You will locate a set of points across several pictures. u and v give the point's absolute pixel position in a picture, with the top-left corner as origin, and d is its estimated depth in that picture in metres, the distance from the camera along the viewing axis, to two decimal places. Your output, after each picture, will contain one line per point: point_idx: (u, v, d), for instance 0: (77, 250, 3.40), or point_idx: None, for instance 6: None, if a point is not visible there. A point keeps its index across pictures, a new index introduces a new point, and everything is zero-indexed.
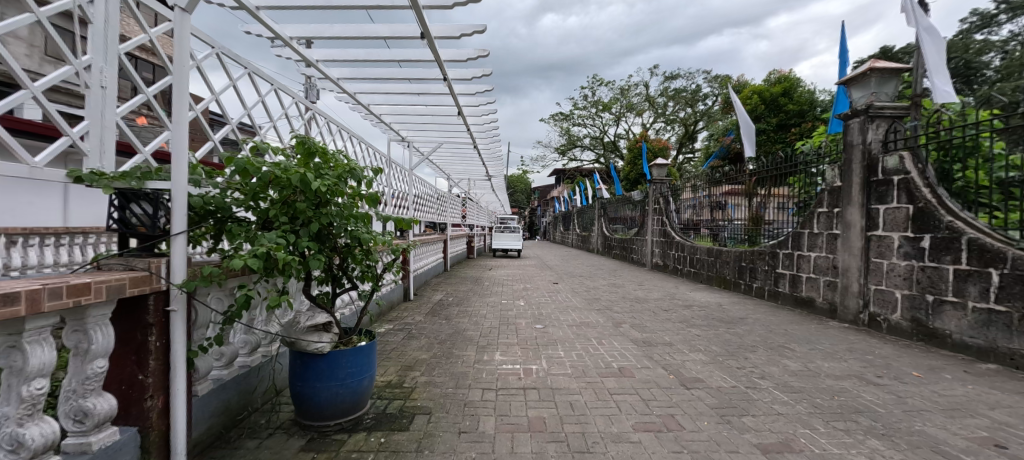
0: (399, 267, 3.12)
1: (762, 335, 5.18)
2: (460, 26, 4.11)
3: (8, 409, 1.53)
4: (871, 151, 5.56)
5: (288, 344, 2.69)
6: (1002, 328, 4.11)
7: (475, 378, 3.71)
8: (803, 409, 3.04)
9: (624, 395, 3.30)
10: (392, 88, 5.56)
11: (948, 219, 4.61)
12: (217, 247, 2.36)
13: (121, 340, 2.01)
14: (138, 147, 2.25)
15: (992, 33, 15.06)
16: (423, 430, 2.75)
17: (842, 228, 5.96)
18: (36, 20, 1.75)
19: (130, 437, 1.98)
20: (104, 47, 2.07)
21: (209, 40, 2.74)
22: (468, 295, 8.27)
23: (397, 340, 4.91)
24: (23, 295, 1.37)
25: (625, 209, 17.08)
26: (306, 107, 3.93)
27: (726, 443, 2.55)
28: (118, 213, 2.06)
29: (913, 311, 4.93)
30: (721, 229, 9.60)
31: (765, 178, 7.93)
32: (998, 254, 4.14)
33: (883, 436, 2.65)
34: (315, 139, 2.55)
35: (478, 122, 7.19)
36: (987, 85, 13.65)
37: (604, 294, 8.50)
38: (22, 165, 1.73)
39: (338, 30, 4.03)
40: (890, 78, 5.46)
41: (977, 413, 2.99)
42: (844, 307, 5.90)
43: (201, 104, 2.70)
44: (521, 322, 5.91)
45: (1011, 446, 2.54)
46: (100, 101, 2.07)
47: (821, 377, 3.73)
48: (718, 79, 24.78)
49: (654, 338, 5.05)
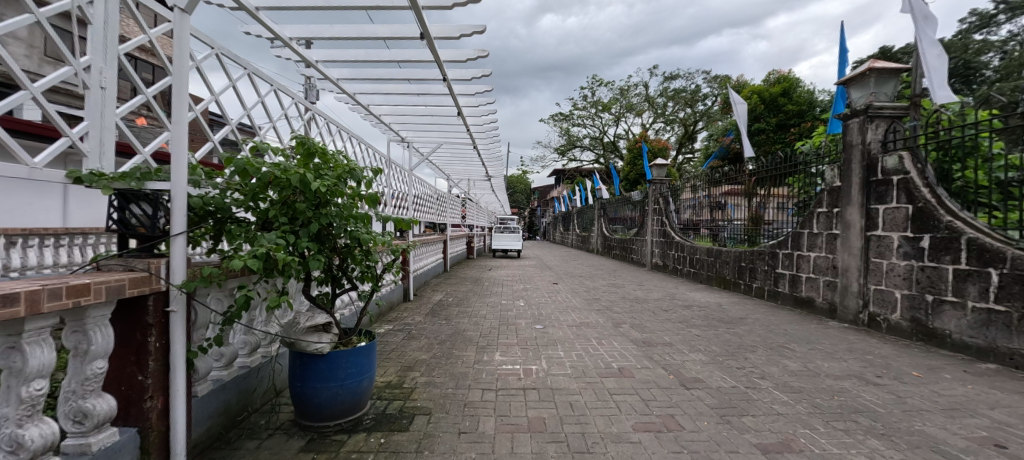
0: (398, 267, 3.11)
1: (762, 335, 5.18)
2: (459, 26, 4.11)
3: (8, 410, 1.52)
4: (870, 151, 5.57)
5: (288, 344, 2.69)
6: (1002, 328, 4.11)
7: (474, 378, 3.71)
8: (802, 409, 3.04)
9: (624, 396, 3.30)
10: (392, 89, 5.56)
11: (947, 219, 4.61)
12: (217, 247, 2.36)
13: (121, 340, 2.01)
14: (137, 148, 2.25)
15: (992, 33, 15.07)
16: (422, 430, 2.75)
17: (842, 228, 5.97)
18: (35, 21, 1.75)
19: (129, 437, 1.98)
20: (103, 47, 2.08)
21: (209, 41, 2.74)
22: (468, 295, 8.27)
23: (397, 340, 4.92)
24: (22, 295, 1.37)
25: (625, 210, 17.08)
26: (305, 107, 3.94)
27: (726, 443, 2.55)
28: (118, 213, 2.07)
29: (913, 310, 4.93)
30: (721, 229, 9.60)
31: (764, 178, 7.94)
32: (997, 253, 4.14)
33: (883, 435, 2.65)
34: (314, 140, 2.55)
35: (478, 122, 7.20)
36: (986, 85, 13.66)
37: (604, 294, 8.50)
38: (21, 165, 1.73)
39: (338, 30, 4.04)
40: (889, 78, 5.47)
41: (977, 413, 3.00)
42: (843, 307, 5.90)
43: (201, 104, 2.70)
44: (521, 322, 5.91)
45: (1010, 446, 2.54)
46: (100, 101, 2.07)
47: (821, 376, 3.73)
48: (718, 79, 24.79)
49: (653, 338, 5.05)
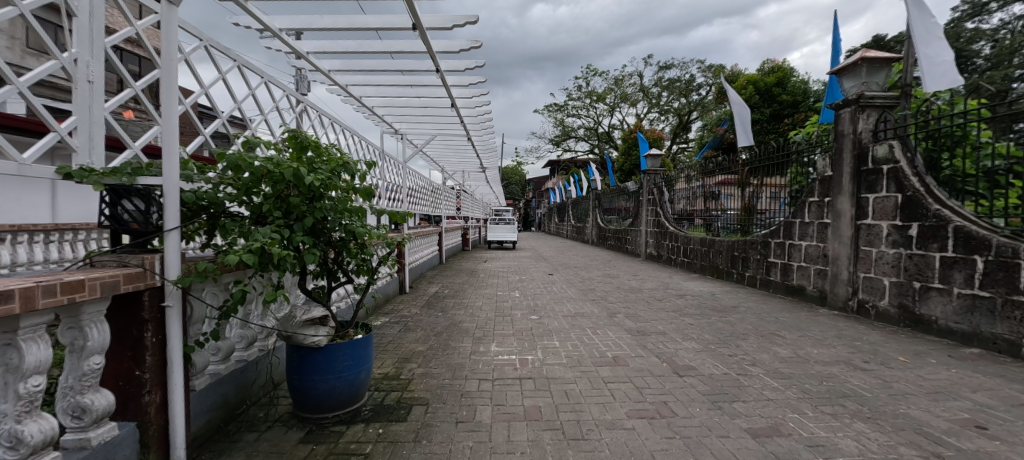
0: (394, 260, 3.08)
1: (753, 323, 5.27)
2: (451, 17, 4.07)
3: (7, 406, 1.53)
4: (861, 141, 5.59)
5: (285, 338, 2.70)
6: (986, 314, 4.20)
7: (471, 369, 3.74)
8: (792, 395, 3.11)
9: (618, 384, 3.36)
10: (384, 80, 5.50)
11: (935, 207, 4.68)
12: (211, 242, 2.34)
13: (116, 337, 2.01)
14: (127, 143, 2.23)
15: (983, 21, 14.97)
16: (421, 420, 2.79)
17: (832, 217, 6.05)
18: (19, 14, 1.70)
19: (129, 432, 2.00)
20: (89, 41, 2.03)
21: (197, 32, 2.70)
22: (464, 287, 8.30)
23: (394, 332, 4.94)
24: (17, 292, 1.37)
25: (622, 201, 16.85)
26: (297, 100, 3.91)
27: (717, 428, 2.62)
28: (110, 209, 2.06)
29: (901, 297, 5.04)
30: (715, 219, 9.68)
31: (758, 169, 8.03)
32: (983, 241, 4.21)
33: (869, 419, 2.73)
34: (307, 133, 2.53)
35: (472, 114, 7.19)
36: (976, 74, 13.71)
37: (599, 284, 8.56)
38: (11, 162, 1.74)
39: (328, 21, 3.98)
40: (882, 67, 5.46)
41: (960, 396, 3.08)
42: (833, 294, 6.01)
43: (192, 98, 2.68)
44: (517, 313, 5.94)
45: (991, 427, 2.62)
46: (87, 96, 2.03)
47: (810, 363, 3.81)
48: (712, 68, 24.66)
49: (648, 328, 5.11)
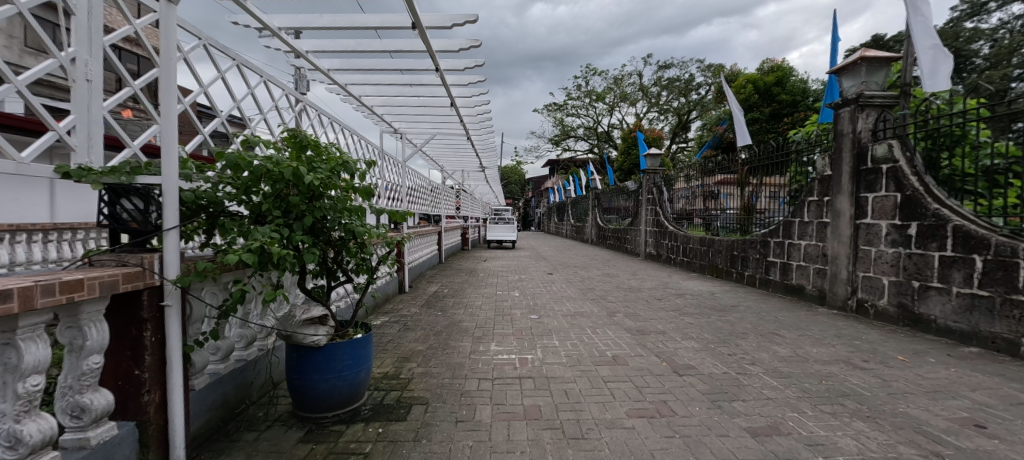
0: (394, 259, 3.08)
1: (753, 322, 5.28)
2: (451, 16, 4.06)
3: (5, 406, 1.52)
4: (860, 140, 5.59)
5: (285, 338, 2.69)
6: (985, 313, 4.21)
7: (471, 368, 3.74)
8: (792, 394, 3.11)
9: (617, 383, 3.36)
10: (384, 79, 5.49)
11: (934, 207, 4.68)
12: (210, 241, 2.33)
13: (116, 336, 2.01)
14: (126, 142, 2.22)
15: (982, 21, 15.00)
16: (421, 419, 2.79)
17: (831, 217, 6.06)
18: (18, 13, 1.69)
19: (129, 431, 2.00)
20: (88, 39, 2.03)
21: (197, 31, 2.69)
22: (463, 286, 8.30)
23: (393, 331, 4.94)
24: (15, 292, 1.36)
25: (621, 200, 16.84)
26: (296, 99, 3.90)
27: (716, 427, 2.62)
28: (109, 209, 2.06)
29: (900, 296, 5.04)
30: (715, 218, 9.69)
31: (758, 168, 8.03)
32: (982, 240, 4.22)
33: (869, 417, 2.73)
34: (307, 133, 2.53)
35: (471, 113, 7.18)
36: (975, 74, 13.71)
37: (599, 284, 8.56)
38: (9, 161, 1.74)
39: (327, 20, 3.97)
40: (881, 67, 5.46)
41: (959, 395, 3.09)
42: (833, 293, 6.02)
43: (191, 97, 2.67)
44: (517, 313, 5.94)
45: (989, 426, 2.63)
46: (86, 94, 2.03)
47: (809, 362, 3.82)
48: (712, 68, 24.62)
49: (647, 327, 5.11)
